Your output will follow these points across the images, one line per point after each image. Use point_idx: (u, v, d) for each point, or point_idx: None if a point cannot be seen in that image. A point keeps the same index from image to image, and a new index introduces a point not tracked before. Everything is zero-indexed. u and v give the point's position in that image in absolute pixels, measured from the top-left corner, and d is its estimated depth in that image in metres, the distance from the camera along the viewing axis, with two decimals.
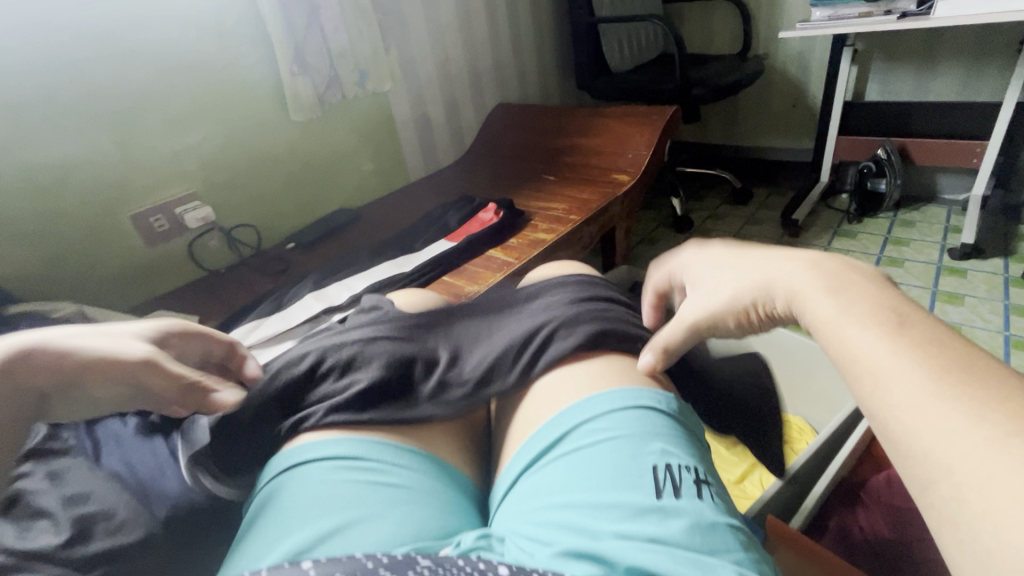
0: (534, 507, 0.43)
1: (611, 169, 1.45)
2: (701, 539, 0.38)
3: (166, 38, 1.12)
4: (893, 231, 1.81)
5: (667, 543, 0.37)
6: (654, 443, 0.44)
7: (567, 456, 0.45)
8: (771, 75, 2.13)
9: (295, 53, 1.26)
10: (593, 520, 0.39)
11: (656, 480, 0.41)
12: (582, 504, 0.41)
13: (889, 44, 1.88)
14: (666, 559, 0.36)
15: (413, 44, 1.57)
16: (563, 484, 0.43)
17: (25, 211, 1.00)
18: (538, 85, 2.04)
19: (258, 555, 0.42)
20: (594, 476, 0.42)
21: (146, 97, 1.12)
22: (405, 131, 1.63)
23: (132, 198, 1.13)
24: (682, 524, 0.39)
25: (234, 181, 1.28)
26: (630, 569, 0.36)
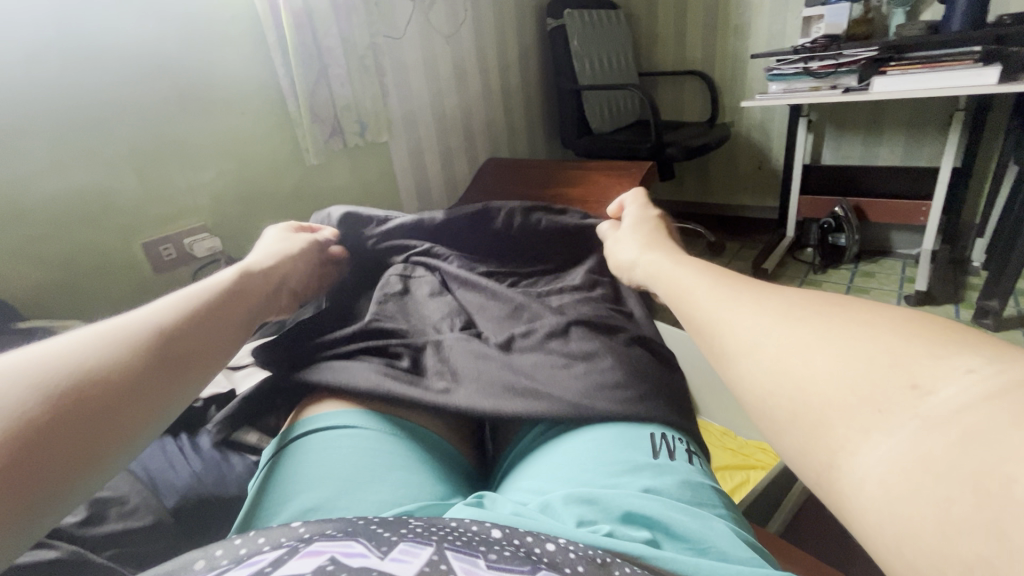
0: (537, 476, 0.45)
1: (594, 216, 1.57)
2: (691, 493, 0.41)
3: (194, 86, 1.25)
4: (855, 281, 1.92)
5: (659, 493, 0.40)
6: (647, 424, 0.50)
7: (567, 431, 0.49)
8: (738, 140, 2.34)
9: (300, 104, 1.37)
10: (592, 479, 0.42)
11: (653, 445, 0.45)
12: (584, 469, 0.43)
13: (840, 115, 2.11)
14: (658, 504, 0.39)
15: (415, 101, 1.73)
16: (562, 457, 0.46)
17: (44, 234, 1.07)
18: (527, 142, 2.21)
19: (263, 512, 0.42)
20: (593, 449, 0.45)
21: (171, 138, 1.23)
22: (404, 178, 1.76)
23: (146, 227, 1.22)
24: (672, 479, 0.42)
25: (241, 217, 1.38)
26: (622, 514, 0.38)
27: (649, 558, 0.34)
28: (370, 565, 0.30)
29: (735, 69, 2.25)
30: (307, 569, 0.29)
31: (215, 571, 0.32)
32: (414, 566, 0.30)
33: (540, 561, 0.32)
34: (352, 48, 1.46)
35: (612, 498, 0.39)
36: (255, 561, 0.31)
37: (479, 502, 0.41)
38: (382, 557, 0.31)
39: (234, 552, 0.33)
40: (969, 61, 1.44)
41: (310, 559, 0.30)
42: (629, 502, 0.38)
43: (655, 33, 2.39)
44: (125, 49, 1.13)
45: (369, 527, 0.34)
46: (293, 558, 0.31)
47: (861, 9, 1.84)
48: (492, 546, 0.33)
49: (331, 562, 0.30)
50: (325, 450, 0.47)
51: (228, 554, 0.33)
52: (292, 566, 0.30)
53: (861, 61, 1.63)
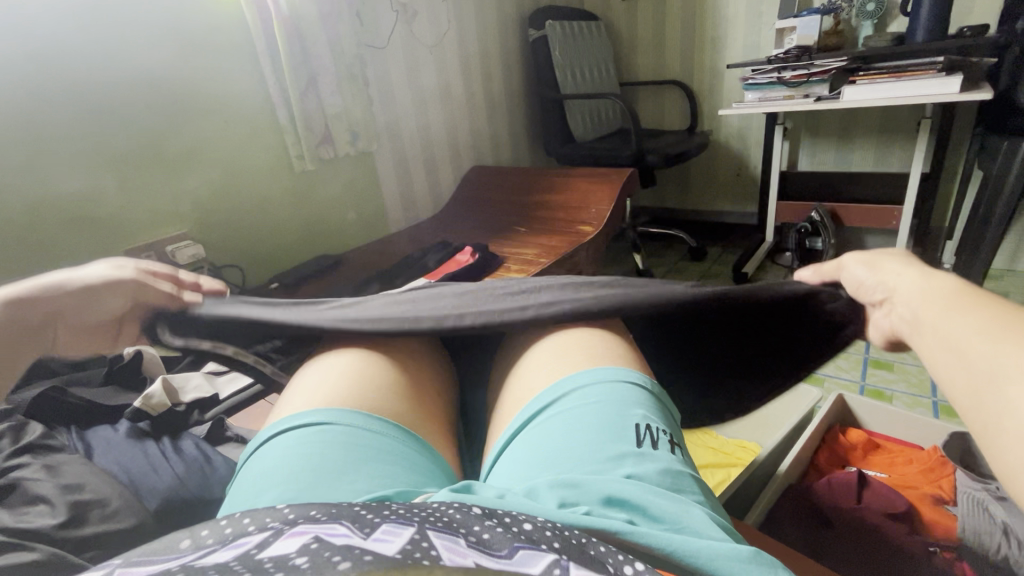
0: (525, 466, 0.46)
1: (579, 221, 1.60)
2: (670, 480, 0.43)
3: (182, 96, 1.26)
4: None
5: (641, 479, 0.41)
6: (636, 408, 0.50)
7: (555, 415, 0.50)
8: (716, 148, 2.41)
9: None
10: (578, 467, 0.43)
11: (638, 433, 0.46)
12: (572, 459, 0.44)
13: (813, 123, 2.18)
14: (638, 489, 0.40)
15: (399, 111, 1.76)
16: (547, 446, 0.46)
17: (21, 242, 1.06)
18: (510, 150, 2.24)
19: (242, 505, 0.43)
20: (584, 436, 0.46)
21: (154, 144, 1.23)
22: (389, 187, 1.78)
23: (128, 235, 1.21)
24: (654, 465, 0.43)
25: (224, 224, 1.38)
26: (603, 497, 0.39)
27: (622, 533, 0.35)
28: (353, 543, 0.31)
29: (713, 79, 2.31)
30: (292, 549, 0.31)
31: (202, 551, 0.33)
32: (395, 546, 0.31)
33: (518, 539, 0.34)
34: (339, 56, 1.48)
35: (594, 482, 0.40)
36: (241, 543, 0.32)
37: (464, 487, 0.42)
38: (364, 537, 0.32)
39: (220, 533, 0.34)
40: (932, 70, 1.50)
41: (296, 539, 0.32)
42: (609, 487, 0.40)
43: (635, 43, 2.45)
44: (116, 62, 1.15)
45: (352, 510, 0.35)
46: (279, 539, 0.32)
47: (832, 22, 1.90)
48: (472, 528, 0.35)
49: (315, 540, 0.31)
50: (296, 446, 0.48)
51: (214, 534, 0.34)
52: (278, 547, 0.31)
53: (832, 71, 1.68)
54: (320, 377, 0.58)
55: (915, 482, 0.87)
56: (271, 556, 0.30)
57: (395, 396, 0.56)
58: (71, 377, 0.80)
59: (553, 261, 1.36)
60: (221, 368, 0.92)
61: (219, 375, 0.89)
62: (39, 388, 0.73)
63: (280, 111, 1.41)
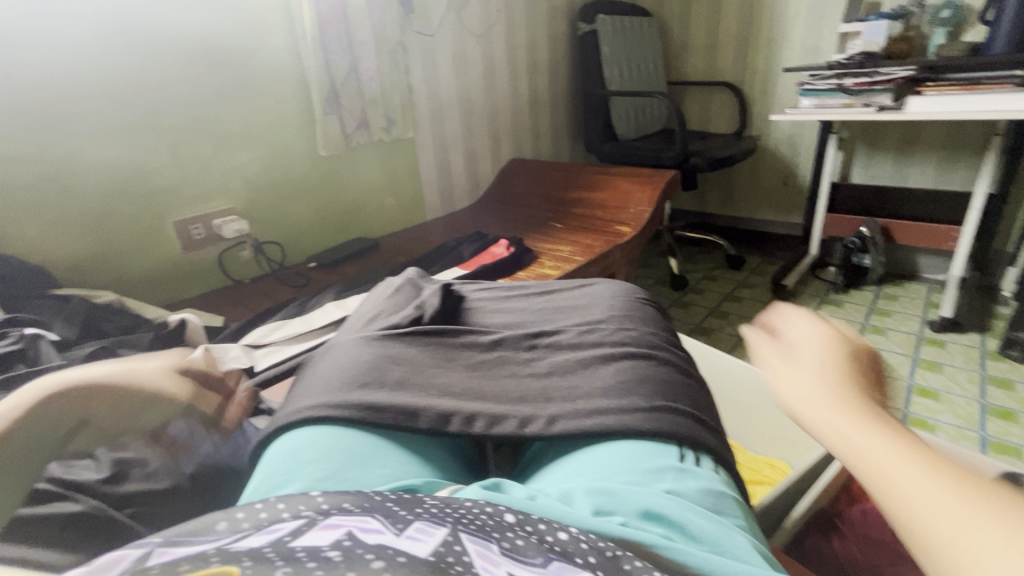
0: (563, 471, 0.46)
1: (617, 220, 1.57)
2: (712, 499, 0.41)
3: (234, 74, 1.29)
4: (877, 302, 1.87)
5: (681, 495, 0.40)
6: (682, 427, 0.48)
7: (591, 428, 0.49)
8: (764, 154, 2.33)
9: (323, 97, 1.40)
10: (616, 476, 0.43)
11: (681, 448, 0.46)
12: (613, 468, 0.44)
13: (871, 134, 2.08)
14: (679, 506, 0.39)
15: (442, 100, 1.76)
16: (587, 453, 0.46)
17: (78, 207, 1.11)
18: (550, 144, 2.22)
19: (271, 484, 0.43)
20: (623, 449, 0.45)
21: (207, 119, 1.27)
22: (428, 175, 1.79)
23: (181, 207, 1.26)
24: (695, 483, 0.42)
25: (268, 201, 1.42)
26: (638, 510, 0.39)
27: (652, 546, 0.35)
28: (386, 542, 0.31)
29: (766, 82, 2.23)
30: (325, 542, 0.31)
31: (237, 535, 0.34)
32: (428, 547, 0.31)
33: (552, 550, 0.34)
34: (383, 41, 1.49)
35: (631, 493, 0.40)
36: (274, 529, 0.33)
37: (494, 485, 0.42)
38: (397, 534, 0.33)
39: (255, 518, 0.35)
40: (1009, 85, 1.41)
41: (329, 531, 0.32)
42: (648, 500, 0.39)
43: (687, 41, 2.38)
44: (177, 35, 1.19)
45: (385, 505, 0.36)
46: (311, 530, 0.33)
47: (901, 27, 1.83)
48: (506, 534, 0.35)
49: (348, 537, 0.32)
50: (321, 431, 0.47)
51: (249, 519, 0.35)
52: (310, 537, 0.32)
53: (897, 80, 1.59)
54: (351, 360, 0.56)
55: None
56: (303, 548, 0.31)
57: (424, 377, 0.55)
58: (123, 338, 0.84)
59: (588, 260, 1.34)
60: (259, 341, 0.95)
61: (256, 348, 0.92)
62: (93, 346, 0.77)
63: (305, 68, 1.38)
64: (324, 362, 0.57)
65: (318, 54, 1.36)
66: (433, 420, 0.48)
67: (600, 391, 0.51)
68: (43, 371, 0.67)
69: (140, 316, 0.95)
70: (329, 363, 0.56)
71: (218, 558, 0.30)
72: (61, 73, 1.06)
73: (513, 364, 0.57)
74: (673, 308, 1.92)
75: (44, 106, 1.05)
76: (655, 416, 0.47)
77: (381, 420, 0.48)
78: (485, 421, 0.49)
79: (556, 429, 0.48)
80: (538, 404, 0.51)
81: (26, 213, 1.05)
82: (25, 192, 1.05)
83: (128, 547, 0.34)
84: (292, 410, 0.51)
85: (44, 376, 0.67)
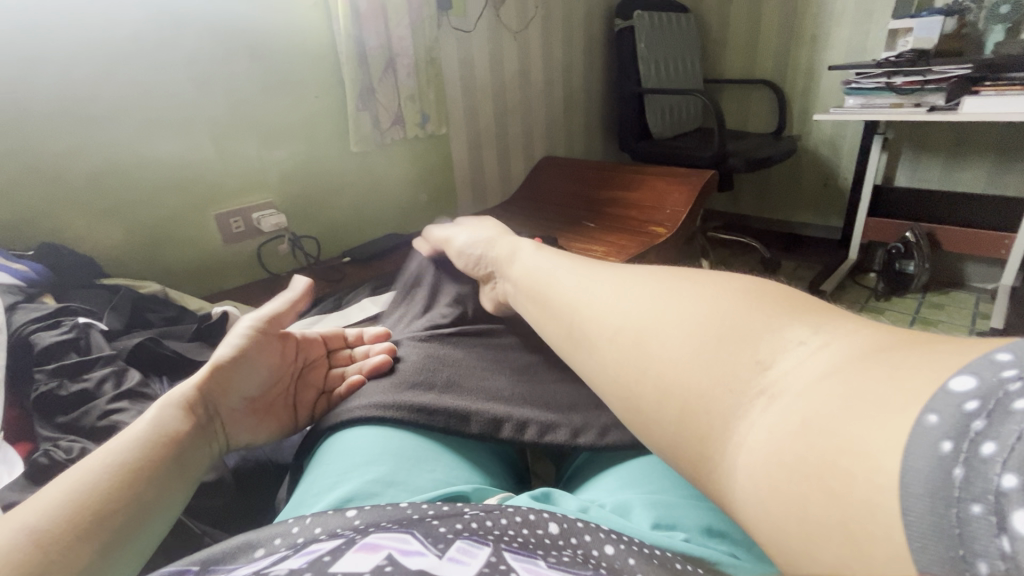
0: (615, 478, 0.45)
1: (651, 221, 1.54)
2: None
3: (274, 69, 1.30)
4: (922, 311, 1.79)
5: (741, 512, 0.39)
6: None
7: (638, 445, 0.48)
8: (804, 155, 2.25)
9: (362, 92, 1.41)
10: (674, 490, 0.41)
11: None
12: (669, 482, 0.42)
13: (919, 136, 1.99)
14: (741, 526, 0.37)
15: (477, 97, 1.75)
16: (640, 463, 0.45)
17: (124, 199, 1.14)
18: (582, 142, 2.20)
19: (318, 487, 0.43)
20: (677, 466, 0.44)
21: (247, 114, 1.28)
22: (461, 171, 1.79)
23: (220, 200, 1.28)
24: None
25: (304, 196, 1.43)
26: (700, 527, 0.37)
27: (715, 563, 0.33)
28: (429, 566, 0.30)
29: (809, 80, 2.16)
30: (365, 563, 0.30)
31: (275, 556, 0.33)
32: (472, 569, 0.30)
33: (600, 567, 0.32)
34: (420, 37, 1.49)
35: (690, 509, 0.38)
36: (312, 550, 0.33)
37: (544, 496, 0.41)
38: (440, 556, 0.31)
39: (291, 540, 0.35)
40: None
41: (369, 552, 0.31)
42: (708, 516, 0.37)
43: (726, 38, 2.32)
44: (222, 30, 1.20)
45: (424, 521, 0.35)
46: (349, 550, 0.32)
47: (955, 23, 1.73)
48: (551, 550, 0.33)
49: (389, 560, 0.30)
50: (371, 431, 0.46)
51: (286, 543, 0.35)
52: (350, 558, 0.31)
53: (952, 78, 1.52)
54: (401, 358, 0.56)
55: None
56: (344, 569, 0.30)
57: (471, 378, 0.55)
58: (167, 328, 0.85)
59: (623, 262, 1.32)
60: None
61: None
62: (139, 337, 0.79)
63: (337, 47, 1.36)
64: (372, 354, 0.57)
65: (359, 49, 1.36)
66: (485, 426, 0.48)
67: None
68: (92, 361, 0.68)
69: (182, 307, 0.97)
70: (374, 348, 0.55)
71: None
72: (114, 66, 1.08)
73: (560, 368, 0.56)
74: None
75: (94, 99, 1.07)
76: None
77: (432, 423, 0.48)
78: (536, 429, 0.49)
79: (607, 440, 0.47)
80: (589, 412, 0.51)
81: (78, 203, 1.08)
82: (75, 184, 1.07)
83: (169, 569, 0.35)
84: (343, 408, 0.51)
85: (92, 364, 0.68)
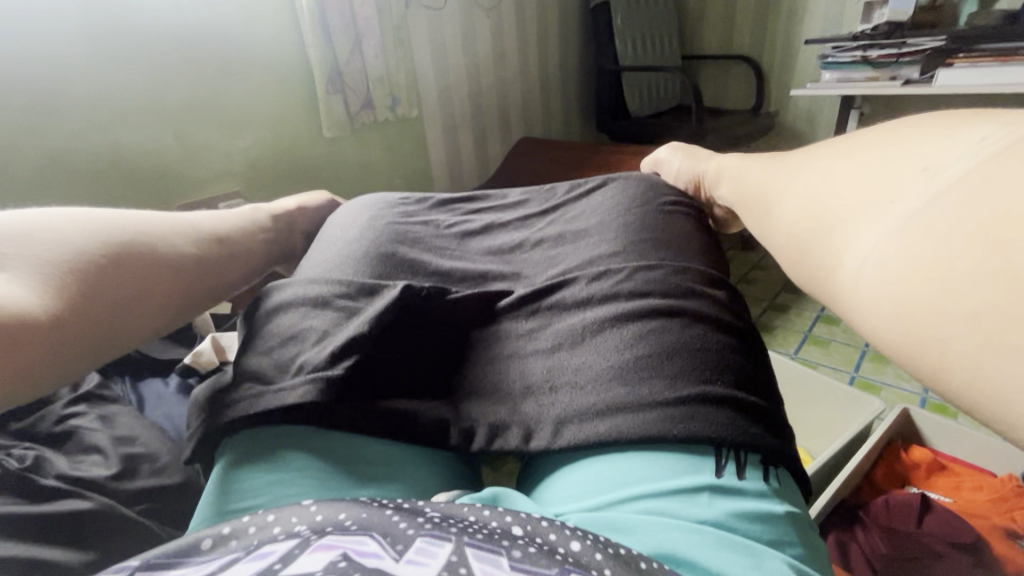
0: (571, 482, 0.41)
1: None
2: (752, 529, 0.35)
3: (233, 54, 1.25)
4: None
5: (710, 527, 0.35)
6: (712, 412, 0.40)
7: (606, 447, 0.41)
8: (782, 131, 2.25)
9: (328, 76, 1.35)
10: (635, 504, 0.37)
11: (718, 461, 0.39)
12: (632, 489, 0.38)
13: (895, 109, 2.00)
14: (707, 545, 0.33)
15: (451, 77, 1.70)
16: (593, 462, 0.40)
17: (84, 192, 1.09)
18: (561, 122, 2.16)
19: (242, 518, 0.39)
20: (644, 474, 0.39)
21: (208, 101, 1.23)
22: (437, 154, 1.75)
23: (184, 191, 1.24)
24: (730, 510, 0.36)
25: (275, 184, 1.39)
26: (656, 552, 0.33)
27: None
28: (385, 568, 0.29)
29: (786, 55, 2.14)
30: (318, 566, 0.29)
31: (225, 559, 0.31)
32: (431, 572, 0.29)
33: (567, 561, 0.31)
34: (387, 17, 1.44)
35: (649, 530, 0.34)
36: (266, 554, 0.31)
37: (493, 498, 0.40)
38: (396, 560, 0.30)
39: (245, 540, 0.33)
40: None
41: (323, 554, 0.30)
42: (669, 540, 0.34)
43: (703, 13, 2.29)
44: (176, 13, 1.15)
45: (382, 517, 0.34)
46: (304, 553, 0.31)
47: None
48: (515, 542, 0.32)
49: (343, 559, 0.30)
50: (293, 451, 0.42)
51: (239, 541, 0.33)
52: (303, 563, 0.30)
53: (926, 51, 1.51)
54: (322, 321, 0.49)
55: (985, 510, 0.80)
56: (295, 574, 0.28)
57: (401, 344, 0.48)
58: None
59: None
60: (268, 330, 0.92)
61: None
62: None
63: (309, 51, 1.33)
64: (283, 326, 0.50)
65: (322, 31, 1.31)
66: (426, 431, 0.44)
67: (609, 374, 0.44)
68: None
69: None
70: (276, 333, 0.50)
71: None
72: (58, 54, 1.02)
73: (513, 342, 0.50)
74: None
75: (42, 88, 1.02)
76: (678, 412, 0.40)
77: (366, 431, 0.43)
78: (484, 435, 0.44)
79: (563, 438, 0.41)
80: (542, 398, 0.45)
81: (28, 198, 1.03)
82: (28, 178, 1.03)
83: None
84: (250, 403, 0.44)
85: None
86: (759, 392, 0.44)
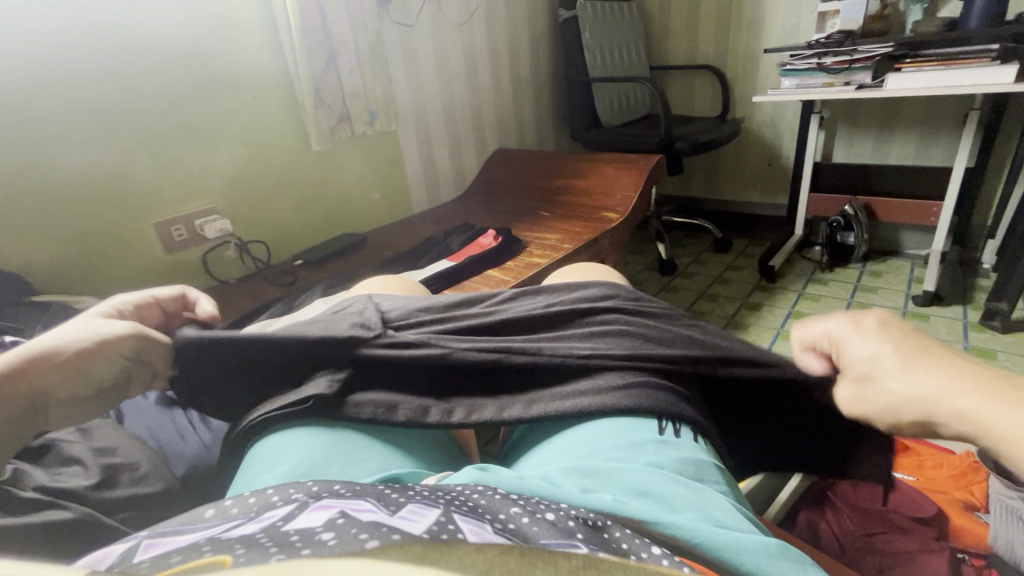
0: (544, 453, 0.47)
1: (604, 208, 1.57)
2: (694, 470, 0.42)
3: (205, 73, 1.26)
4: (863, 280, 1.89)
5: (661, 467, 0.41)
6: (659, 394, 0.48)
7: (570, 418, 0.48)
8: (748, 136, 2.33)
9: (301, 91, 1.37)
10: (600, 455, 0.43)
11: (661, 423, 0.46)
12: (595, 447, 0.44)
13: (852, 113, 2.10)
14: (661, 477, 0.39)
15: (425, 91, 1.74)
16: (564, 435, 0.47)
17: (59, 210, 1.09)
18: (535, 132, 2.21)
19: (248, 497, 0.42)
20: (602, 436, 0.45)
21: (182, 119, 1.24)
22: (413, 167, 1.77)
23: (158, 209, 1.23)
24: (676, 454, 0.43)
25: (250, 199, 1.40)
26: (625, 489, 0.39)
27: (652, 523, 0.36)
28: (381, 521, 0.31)
29: (749, 64, 2.23)
30: (318, 522, 0.31)
31: (227, 522, 0.34)
32: (422, 526, 0.31)
33: (548, 529, 0.33)
34: (362, 34, 1.47)
35: (615, 472, 0.40)
36: (266, 516, 0.33)
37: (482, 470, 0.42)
38: (391, 514, 0.32)
39: (243, 504, 0.36)
40: (986, 58, 1.41)
41: (321, 512, 0.32)
42: (632, 476, 0.39)
43: (669, 25, 2.37)
44: (148, 34, 1.16)
45: (377, 489, 0.36)
46: (303, 512, 0.33)
47: (878, 5, 1.82)
48: (500, 514, 0.34)
49: (341, 516, 0.31)
50: (295, 438, 0.46)
51: (237, 506, 0.36)
52: (302, 520, 0.32)
53: (876, 57, 1.60)
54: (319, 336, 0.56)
55: (946, 486, 0.85)
56: (296, 529, 0.30)
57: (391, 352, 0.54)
58: None
59: (578, 248, 1.34)
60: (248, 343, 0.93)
61: None
62: None
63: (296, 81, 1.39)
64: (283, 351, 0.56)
65: (296, 49, 1.34)
66: (412, 413, 0.48)
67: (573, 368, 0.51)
68: None
69: None
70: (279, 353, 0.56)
71: (208, 546, 0.29)
72: (25, 72, 1.02)
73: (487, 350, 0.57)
74: (662, 292, 1.93)
75: (10, 106, 1.01)
76: (631, 392, 0.47)
77: (361, 417, 0.48)
78: (463, 411, 0.49)
79: (536, 413, 0.48)
80: (515, 391, 0.51)
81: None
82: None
83: (114, 543, 0.34)
84: (263, 410, 0.49)
85: None
86: (698, 404, 0.53)
